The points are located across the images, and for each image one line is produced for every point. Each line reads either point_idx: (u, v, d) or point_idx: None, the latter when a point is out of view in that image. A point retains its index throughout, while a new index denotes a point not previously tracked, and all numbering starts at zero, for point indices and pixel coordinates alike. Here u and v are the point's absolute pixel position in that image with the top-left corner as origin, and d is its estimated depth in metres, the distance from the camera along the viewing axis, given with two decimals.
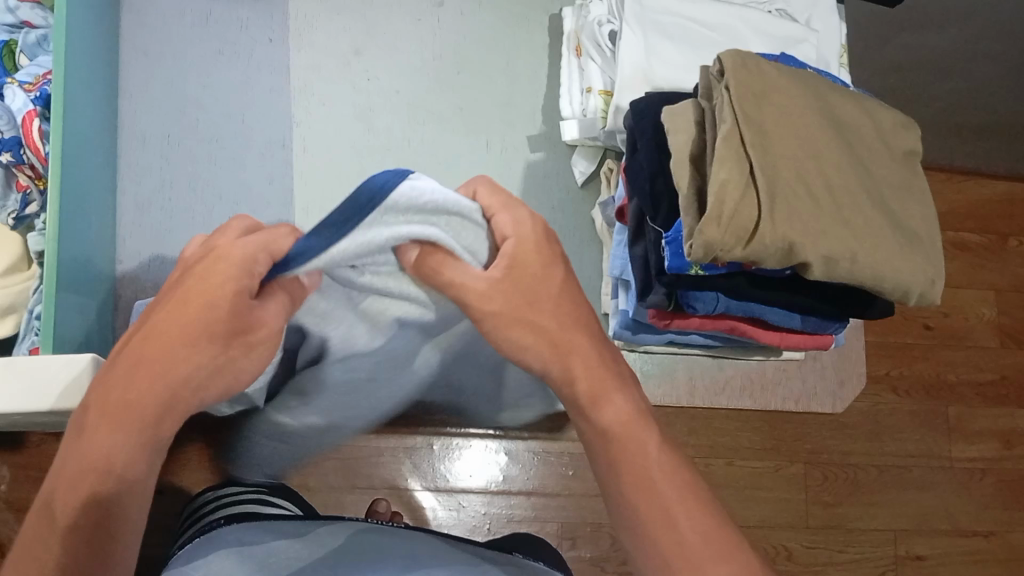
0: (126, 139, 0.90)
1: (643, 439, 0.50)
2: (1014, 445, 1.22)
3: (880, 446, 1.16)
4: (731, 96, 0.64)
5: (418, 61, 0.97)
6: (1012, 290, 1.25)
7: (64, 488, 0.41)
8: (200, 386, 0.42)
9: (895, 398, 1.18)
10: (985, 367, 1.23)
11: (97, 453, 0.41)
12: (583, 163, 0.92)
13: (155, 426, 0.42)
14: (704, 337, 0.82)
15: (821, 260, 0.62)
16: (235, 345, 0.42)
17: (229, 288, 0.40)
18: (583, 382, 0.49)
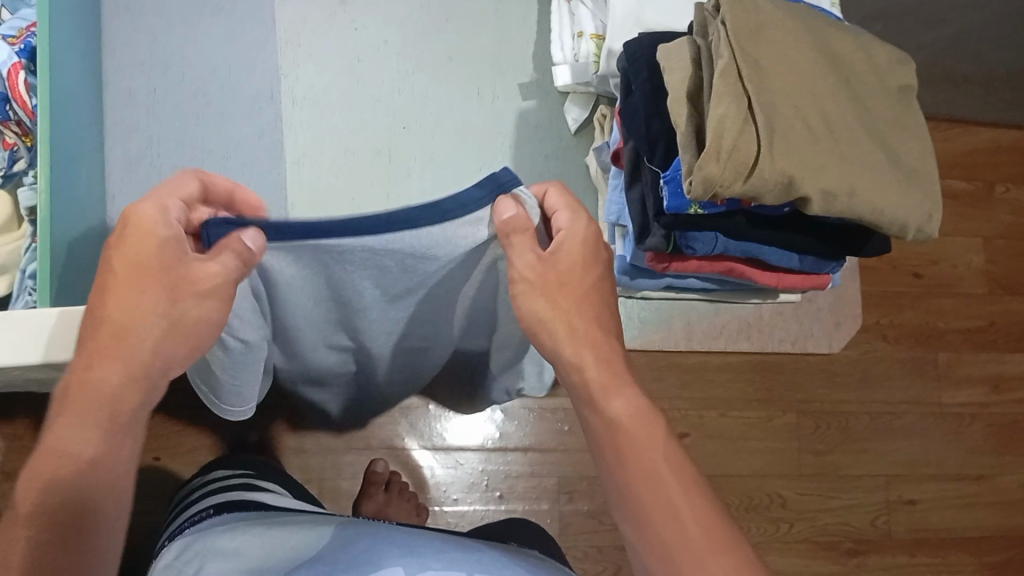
0: (111, 96, 0.88)
1: (653, 430, 0.49)
2: (1002, 390, 1.23)
3: (872, 394, 1.17)
4: (727, 31, 0.63)
5: (404, 11, 0.95)
6: (999, 237, 1.26)
7: (31, 475, 0.43)
8: (160, 347, 0.47)
9: (885, 346, 1.19)
10: (974, 314, 1.24)
11: (65, 441, 0.44)
12: (576, 110, 0.91)
13: (112, 412, 0.46)
14: (702, 280, 0.82)
15: (820, 194, 0.61)
16: (178, 296, 0.46)
17: (151, 246, 0.46)
18: (594, 372, 0.50)
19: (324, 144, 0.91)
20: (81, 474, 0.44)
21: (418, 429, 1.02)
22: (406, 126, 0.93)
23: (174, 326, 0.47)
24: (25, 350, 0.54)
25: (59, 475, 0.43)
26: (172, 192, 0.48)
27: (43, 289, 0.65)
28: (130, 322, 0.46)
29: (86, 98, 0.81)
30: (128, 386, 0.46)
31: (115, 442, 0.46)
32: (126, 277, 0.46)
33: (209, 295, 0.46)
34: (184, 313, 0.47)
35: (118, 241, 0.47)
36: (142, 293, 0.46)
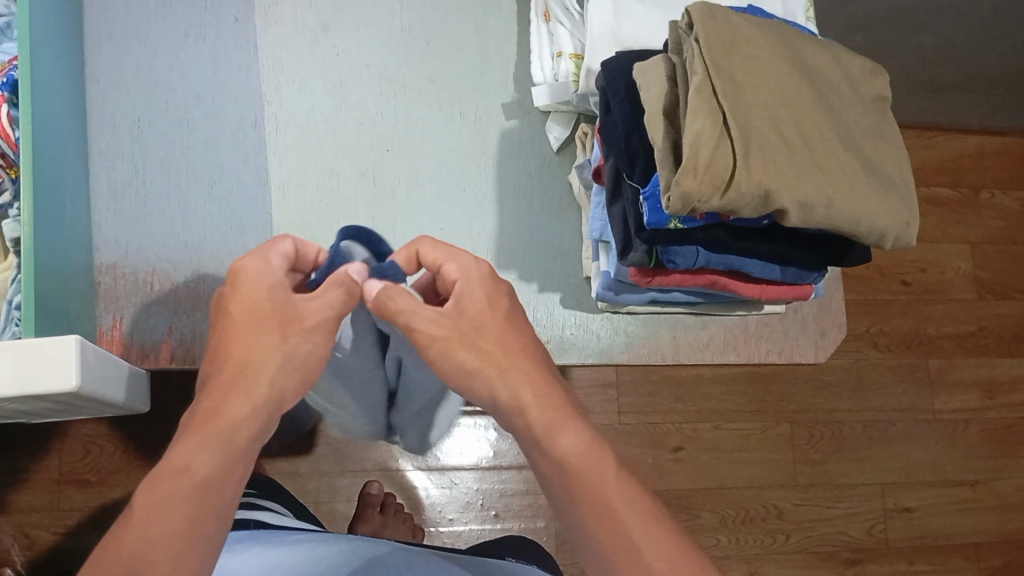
0: (96, 127, 0.89)
1: (603, 465, 0.48)
2: (996, 394, 1.23)
3: (865, 402, 1.18)
4: (701, 47, 0.64)
5: (386, 33, 0.96)
6: (986, 242, 1.27)
7: (149, 499, 0.42)
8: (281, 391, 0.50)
9: (876, 353, 1.19)
10: (964, 320, 1.24)
11: (191, 462, 0.44)
12: (558, 128, 0.92)
13: (228, 441, 0.45)
14: (686, 294, 0.83)
15: (797, 206, 0.62)
16: (291, 331, 0.51)
17: (262, 293, 0.52)
18: (535, 413, 0.50)
19: (309, 168, 0.92)
20: (192, 497, 0.42)
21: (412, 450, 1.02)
22: (390, 148, 0.93)
23: (288, 362, 0.50)
24: (12, 385, 0.56)
25: (171, 502, 0.42)
26: (275, 247, 0.54)
27: (27, 320, 0.66)
28: (260, 354, 0.50)
29: (71, 130, 0.82)
30: (248, 414, 0.47)
31: (232, 471, 0.45)
32: (246, 320, 0.51)
33: (313, 330, 0.52)
34: (297, 347, 0.51)
35: (233, 295, 0.51)
36: (260, 331, 0.50)
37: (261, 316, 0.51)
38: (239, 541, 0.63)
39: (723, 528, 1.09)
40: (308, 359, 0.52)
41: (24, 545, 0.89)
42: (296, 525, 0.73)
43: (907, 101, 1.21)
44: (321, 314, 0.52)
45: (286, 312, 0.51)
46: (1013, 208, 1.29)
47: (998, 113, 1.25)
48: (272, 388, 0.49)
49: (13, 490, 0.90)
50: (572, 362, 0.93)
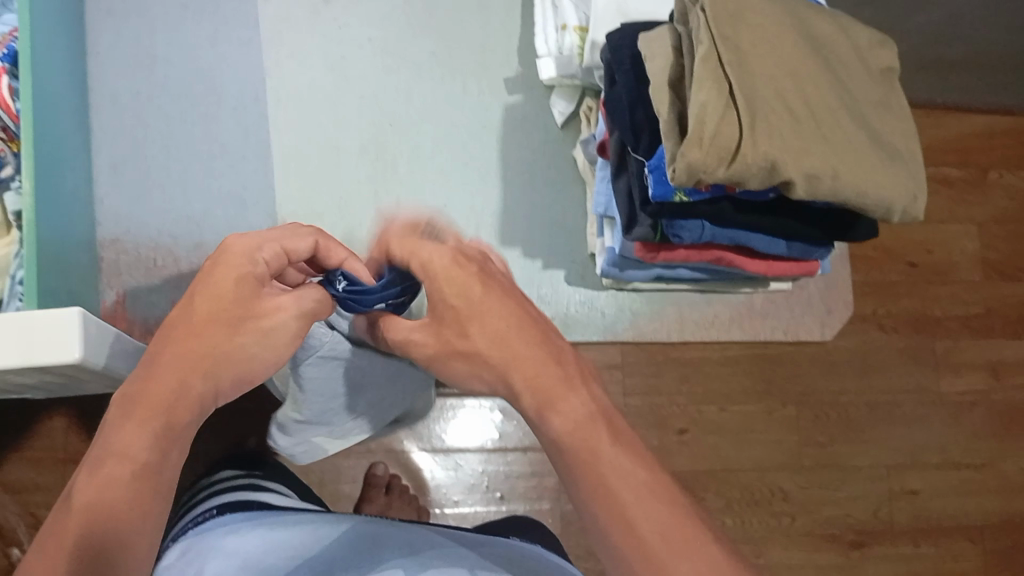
0: (98, 103, 0.88)
1: (597, 441, 0.46)
2: (1003, 376, 1.23)
3: (870, 384, 1.17)
4: (706, 17, 0.63)
5: (388, 8, 0.95)
6: (994, 222, 1.26)
7: (87, 482, 0.44)
8: (216, 376, 0.50)
9: (883, 335, 1.19)
10: (972, 301, 1.23)
11: (122, 447, 0.45)
12: (562, 103, 0.91)
13: (168, 423, 0.47)
14: (692, 270, 0.82)
15: (804, 177, 0.61)
16: (244, 329, 0.52)
17: (231, 277, 0.52)
18: (529, 396, 0.49)
19: (311, 144, 0.91)
20: (139, 480, 0.44)
21: (417, 432, 1.02)
22: (393, 123, 0.92)
23: (230, 359, 0.51)
24: (13, 355, 0.56)
25: (116, 485, 0.44)
26: (282, 240, 0.55)
27: (29, 293, 0.65)
28: (199, 338, 0.50)
29: (72, 104, 0.82)
30: (179, 391, 0.48)
31: (168, 454, 0.47)
32: (204, 311, 0.50)
33: (266, 330, 0.52)
34: (244, 348, 0.51)
35: (206, 278, 0.51)
36: (212, 325, 0.51)
37: (220, 308, 0.51)
38: (243, 521, 0.63)
39: (728, 510, 1.08)
40: (254, 362, 0.52)
41: (28, 524, 0.89)
42: (299, 505, 0.73)
43: (915, 79, 1.20)
44: (282, 312, 0.53)
45: (244, 309, 0.52)
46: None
47: (1008, 90, 1.24)
48: (212, 379, 0.50)
49: (17, 469, 0.90)
50: (578, 340, 0.91)
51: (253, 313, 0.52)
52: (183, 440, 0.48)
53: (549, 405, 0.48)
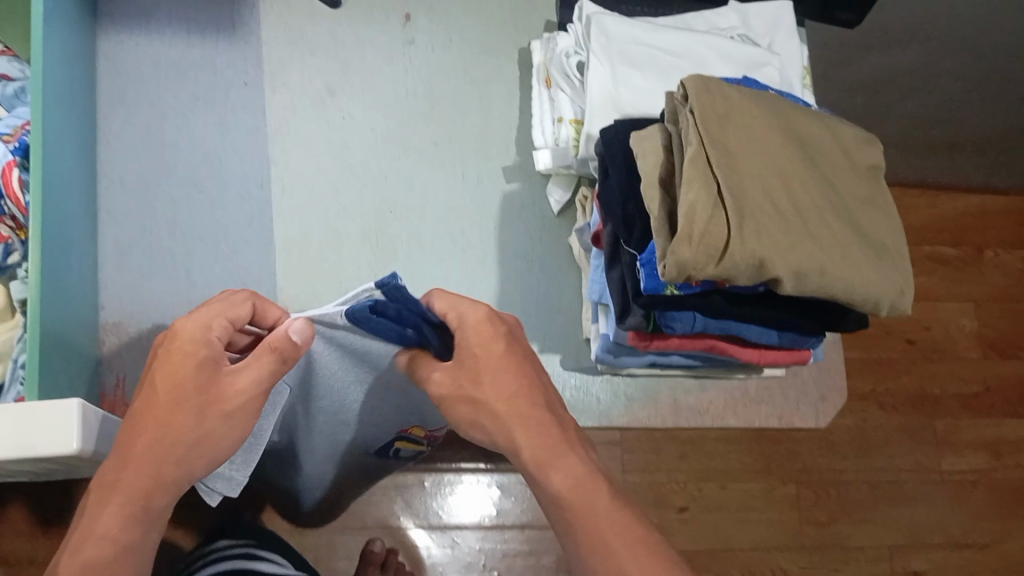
0: (106, 189, 0.89)
1: (594, 497, 0.52)
2: (1004, 455, 1.28)
3: (871, 462, 1.21)
4: (695, 119, 0.65)
5: (392, 97, 0.94)
6: (990, 301, 1.36)
7: (70, 560, 0.51)
8: (183, 459, 0.54)
9: (881, 413, 1.24)
10: (972, 378, 1.31)
11: (93, 530, 0.52)
12: (558, 192, 0.91)
13: (140, 507, 0.53)
14: (685, 357, 0.82)
15: (791, 275, 0.63)
16: (209, 414, 0.54)
17: (188, 363, 0.54)
18: (529, 451, 0.54)
19: (314, 233, 0.90)
20: (114, 561, 0.51)
21: (414, 508, 1.01)
22: (394, 212, 0.91)
23: (201, 440, 0.55)
24: (10, 446, 0.57)
25: (89, 566, 0.50)
26: (223, 309, 0.55)
27: (32, 380, 0.66)
28: (166, 419, 0.54)
29: (81, 196, 0.83)
30: (149, 475, 0.53)
31: (142, 534, 0.53)
32: (168, 397, 0.54)
33: (232, 415, 0.55)
34: (211, 431, 0.55)
35: (162, 355, 0.54)
36: (177, 415, 0.54)
37: (183, 392, 0.54)
38: None
39: None
40: (223, 440, 0.55)
41: None
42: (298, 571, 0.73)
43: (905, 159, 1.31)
44: (243, 396, 0.55)
45: (209, 393, 0.54)
46: (1001, 274, 1.39)
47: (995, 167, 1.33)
48: (182, 464, 0.54)
49: (15, 547, 0.90)
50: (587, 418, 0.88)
51: (215, 395, 0.54)
52: (154, 519, 0.54)
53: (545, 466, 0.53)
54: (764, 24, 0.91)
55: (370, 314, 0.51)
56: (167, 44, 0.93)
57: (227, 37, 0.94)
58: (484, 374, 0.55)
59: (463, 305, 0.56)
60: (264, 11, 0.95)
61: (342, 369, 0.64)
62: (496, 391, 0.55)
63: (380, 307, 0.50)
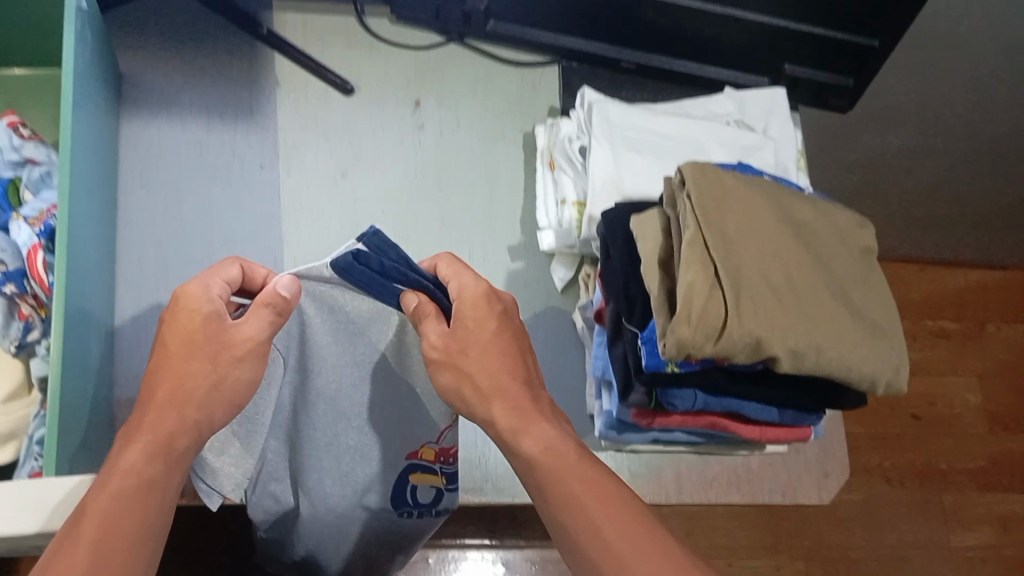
0: (123, 270, 0.88)
1: (568, 469, 0.59)
2: (1010, 531, 1.51)
3: (880, 536, 1.45)
4: (692, 204, 0.68)
5: (405, 180, 0.95)
6: (993, 377, 1.59)
7: (98, 493, 0.54)
8: (204, 403, 0.60)
9: (890, 488, 1.48)
10: (976, 454, 1.54)
11: (121, 465, 0.56)
12: (562, 270, 0.93)
13: (166, 446, 0.58)
14: (687, 434, 0.83)
15: (788, 353, 0.65)
16: (223, 360, 0.61)
17: (196, 317, 0.61)
18: (503, 419, 0.61)
19: None
20: (141, 491, 0.55)
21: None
22: None
23: (217, 387, 0.61)
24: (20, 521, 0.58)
25: (119, 494, 0.54)
26: (220, 271, 0.64)
27: (49, 458, 0.67)
28: (185, 363, 0.60)
29: (100, 278, 0.83)
30: (174, 418, 0.59)
31: (167, 469, 0.57)
32: (183, 345, 0.61)
33: (242, 359, 0.61)
34: (227, 376, 0.61)
35: (172, 314, 0.61)
36: (193, 367, 0.60)
37: (196, 343, 0.61)
38: None
39: None
40: (239, 384, 0.62)
41: None
42: None
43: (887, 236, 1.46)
44: (252, 342, 0.61)
45: (219, 341, 0.61)
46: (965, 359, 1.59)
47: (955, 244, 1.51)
48: (200, 415, 0.60)
49: None
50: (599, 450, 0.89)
51: (225, 341, 0.61)
52: (180, 462, 0.59)
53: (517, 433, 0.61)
54: (760, 111, 0.96)
55: (352, 264, 0.60)
56: (185, 129, 0.93)
57: (243, 122, 0.94)
58: (473, 347, 0.63)
59: (465, 276, 0.64)
60: (281, 96, 0.95)
61: (341, 343, 0.72)
62: (482, 363, 0.62)
63: (361, 258, 0.59)
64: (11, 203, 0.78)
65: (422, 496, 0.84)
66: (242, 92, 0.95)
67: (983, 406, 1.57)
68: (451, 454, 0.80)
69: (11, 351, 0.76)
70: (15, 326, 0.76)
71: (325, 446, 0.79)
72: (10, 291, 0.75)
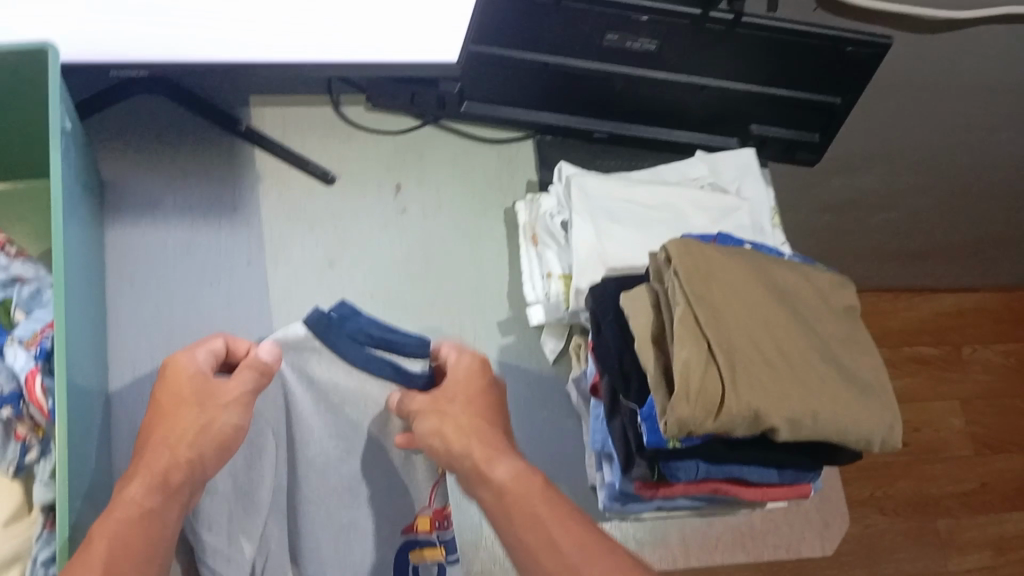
0: (116, 376, 0.87)
1: (530, 484, 0.66)
2: (1005, 551, 1.53)
3: (877, 568, 1.46)
4: (680, 281, 0.70)
5: (391, 264, 0.97)
6: (976, 399, 1.62)
7: (103, 529, 0.59)
8: (195, 441, 0.68)
9: (884, 518, 1.50)
10: (966, 478, 1.56)
11: (125, 502, 0.61)
12: (552, 341, 0.94)
13: (163, 479, 0.64)
14: (690, 499, 0.84)
15: (787, 422, 0.66)
16: (209, 404, 0.70)
17: (186, 376, 0.71)
18: (478, 452, 0.69)
19: None
20: (142, 519, 0.61)
21: None
22: None
23: (205, 428, 0.69)
24: None
25: (123, 527, 0.60)
26: (206, 342, 0.74)
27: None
28: (177, 410, 0.69)
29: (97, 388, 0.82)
30: (170, 454, 0.66)
31: (168, 502, 0.64)
32: (172, 400, 0.70)
33: (228, 404, 0.71)
34: (214, 419, 0.70)
35: (162, 381, 0.71)
36: (181, 413, 0.69)
37: (183, 397, 0.70)
38: None
39: None
40: (229, 428, 0.70)
41: None
42: None
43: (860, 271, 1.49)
44: (234, 392, 0.71)
45: (203, 394, 0.71)
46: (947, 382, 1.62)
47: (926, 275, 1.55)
48: (193, 450, 0.67)
49: None
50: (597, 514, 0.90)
51: (211, 393, 0.71)
52: (179, 490, 0.65)
53: (491, 462, 0.68)
54: (732, 172, 0.99)
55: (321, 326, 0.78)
56: (170, 230, 0.93)
57: (227, 218, 0.95)
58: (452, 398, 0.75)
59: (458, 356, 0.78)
60: (263, 191, 0.97)
61: (331, 416, 0.82)
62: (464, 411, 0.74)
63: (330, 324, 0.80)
64: (3, 324, 0.80)
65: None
66: (224, 190, 0.96)
67: (967, 429, 1.59)
68: (445, 517, 0.84)
69: (9, 473, 0.75)
70: (12, 448, 0.75)
71: (316, 508, 0.83)
72: (7, 414, 0.74)
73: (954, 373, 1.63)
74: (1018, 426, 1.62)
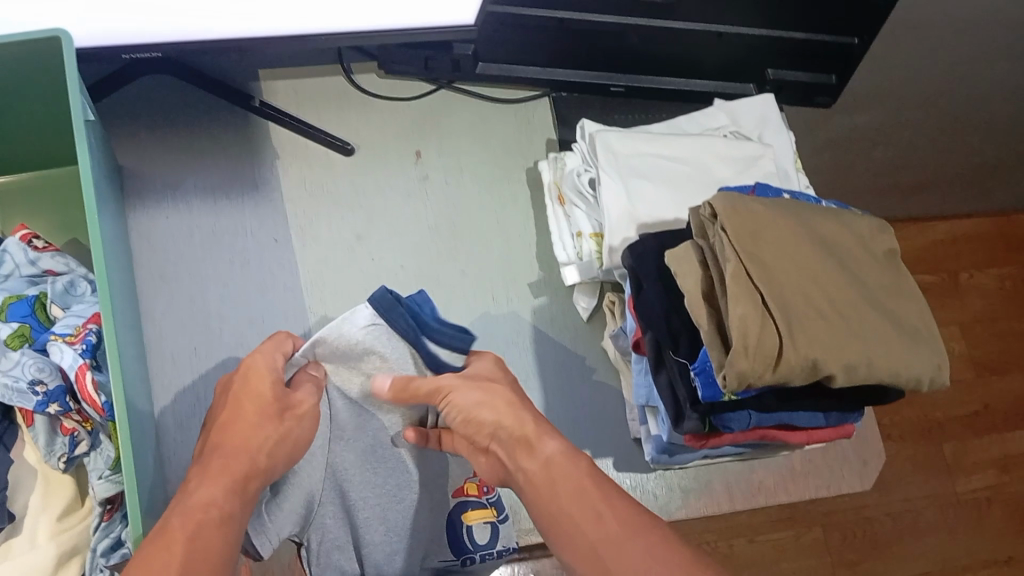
0: (157, 363, 0.85)
1: (579, 462, 0.70)
2: (1010, 469, 1.56)
3: (888, 495, 1.47)
4: (729, 237, 0.70)
5: (417, 234, 0.96)
6: (974, 322, 1.63)
7: (179, 526, 0.57)
8: (271, 451, 0.67)
9: (893, 444, 1.51)
10: (970, 401, 1.58)
11: (199, 505, 0.59)
12: (585, 299, 0.95)
13: (239, 485, 0.63)
14: (736, 447, 0.86)
15: (843, 369, 0.68)
16: (289, 417, 0.69)
17: (267, 385, 0.70)
18: (528, 431, 0.72)
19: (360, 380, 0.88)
20: (220, 524, 0.59)
21: None
22: None
23: (281, 441, 0.68)
24: None
25: (203, 529, 0.58)
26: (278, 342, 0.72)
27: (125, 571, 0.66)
28: (257, 422, 0.68)
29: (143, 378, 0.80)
30: (247, 460, 0.66)
31: (240, 509, 0.62)
32: (254, 408, 0.69)
33: (305, 418, 0.71)
34: (290, 431, 0.69)
35: (246, 384, 0.70)
36: (262, 425, 0.68)
37: (265, 404, 0.69)
38: None
39: None
40: (300, 439, 0.70)
41: None
42: None
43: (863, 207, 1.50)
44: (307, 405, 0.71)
45: (284, 403, 0.70)
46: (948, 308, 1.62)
47: (925, 207, 1.56)
48: (267, 461, 0.67)
49: None
50: (636, 467, 0.92)
51: (290, 406, 0.70)
52: (250, 500, 0.64)
53: (540, 436, 0.71)
54: (752, 120, 0.99)
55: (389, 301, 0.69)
56: (194, 213, 0.92)
57: (250, 198, 0.93)
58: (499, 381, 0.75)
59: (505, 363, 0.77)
60: (283, 168, 0.95)
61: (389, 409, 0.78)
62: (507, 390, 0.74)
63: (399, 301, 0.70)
64: (42, 322, 0.77)
65: (478, 542, 0.85)
66: (245, 169, 0.95)
67: (966, 353, 1.61)
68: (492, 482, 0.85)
69: (60, 468, 0.75)
70: (60, 441, 0.75)
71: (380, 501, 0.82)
72: (55, 411, 0.73)
73: (951, 301, 1.62)
74: (1015, 346, 1.64)
